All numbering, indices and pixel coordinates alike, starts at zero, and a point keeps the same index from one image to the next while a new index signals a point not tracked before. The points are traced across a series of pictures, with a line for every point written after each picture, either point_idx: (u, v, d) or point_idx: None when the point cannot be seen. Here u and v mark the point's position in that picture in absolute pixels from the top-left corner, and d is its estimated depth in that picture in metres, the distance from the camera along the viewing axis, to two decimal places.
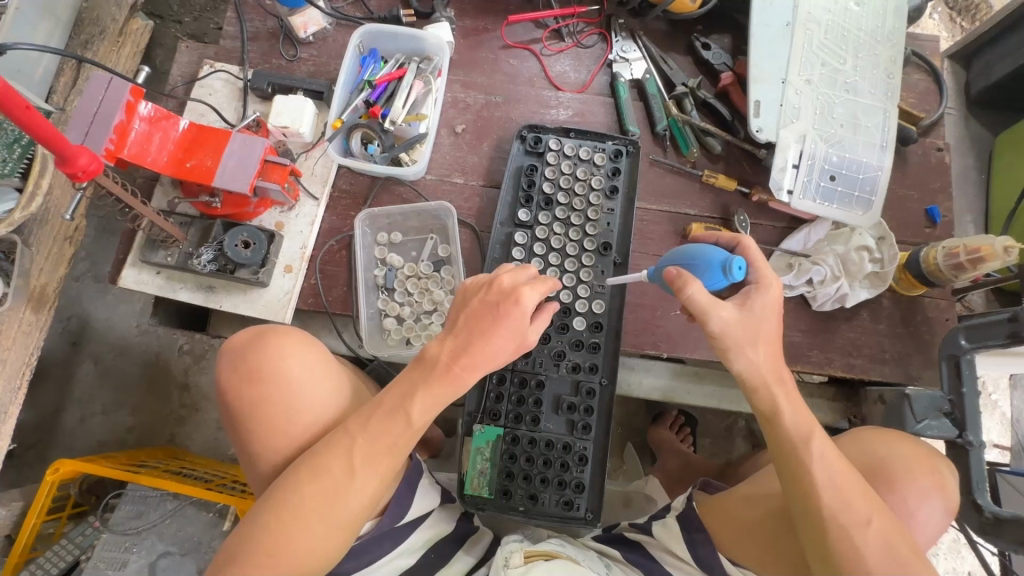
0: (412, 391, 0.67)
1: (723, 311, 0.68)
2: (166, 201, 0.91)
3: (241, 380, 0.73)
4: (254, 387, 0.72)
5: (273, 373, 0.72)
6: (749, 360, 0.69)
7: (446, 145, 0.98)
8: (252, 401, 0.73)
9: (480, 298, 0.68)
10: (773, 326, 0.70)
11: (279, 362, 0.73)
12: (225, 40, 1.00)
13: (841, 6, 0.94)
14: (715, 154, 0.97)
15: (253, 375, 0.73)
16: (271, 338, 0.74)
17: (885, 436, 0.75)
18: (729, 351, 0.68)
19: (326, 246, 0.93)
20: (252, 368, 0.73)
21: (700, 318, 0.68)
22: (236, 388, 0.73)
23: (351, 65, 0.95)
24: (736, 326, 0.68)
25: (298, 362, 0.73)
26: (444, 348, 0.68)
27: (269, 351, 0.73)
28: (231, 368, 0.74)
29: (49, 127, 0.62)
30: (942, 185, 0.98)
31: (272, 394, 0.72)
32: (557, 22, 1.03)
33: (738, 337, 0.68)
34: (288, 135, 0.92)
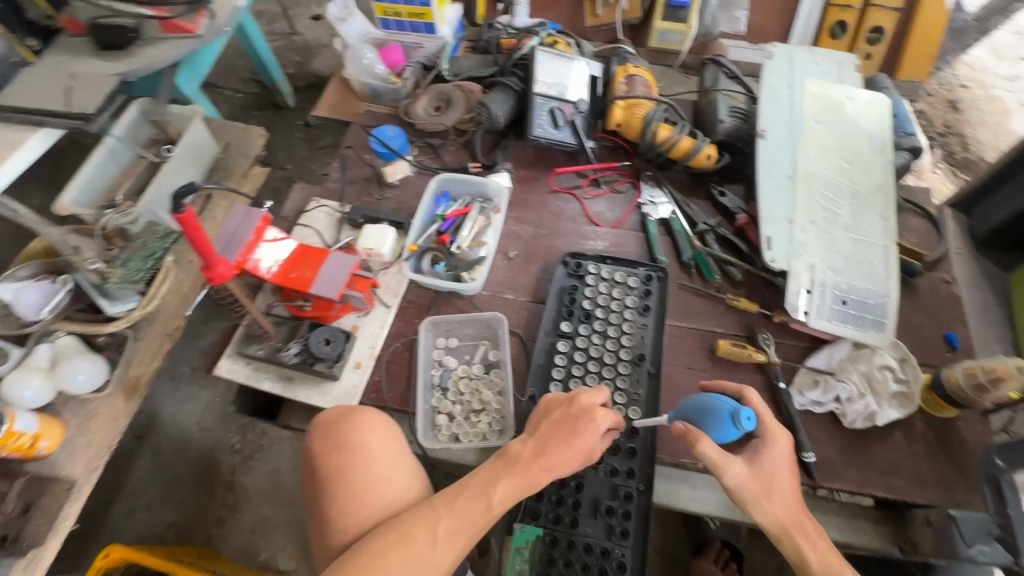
0: (495, 479, 0.76)
1: (734, 467, 0.76)
2: (266, 303, 1.09)
3: (331, 449, 0.83)
4: (344, 455, 0.82)
5: (359, 445, 0.82)
6: (764, 508, 0.76)
7: (500, 266, 1.15)
8: (337, 468, 0.81)
9: (562, 411, 0.81)
10: (783, 479, 0.77)
11: (366, 436, 0.83)
12: (330, 183, 1.27)
13: (834, 164, 1.13)
14: (737, 280, 1.10)
15: (342, 445, 0.82)
16: (359, 414, 0.86)
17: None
18: (745, 502, 0.76)
19: (392, 347, 1.06)
20: (341, 438, 0.83)
21: (715, 471, 0.77)
22: (325, 455, 0.83)
23: (428, 203, 1.18)
24: (747, 479, 0.76)
25: (382, 438, 0.84)
26: (527, 447, 0.79)
27: (357, 425, 0.84)
28: (322, 439, 0.84)
29: (206, 240, 0.83)
30: (956, 314, 1.06)
31: (358, 463, 0.81)
32: (595, 174, 1.26)
33: (755, 490, 0.76)
34: (371, 255, 1.13)
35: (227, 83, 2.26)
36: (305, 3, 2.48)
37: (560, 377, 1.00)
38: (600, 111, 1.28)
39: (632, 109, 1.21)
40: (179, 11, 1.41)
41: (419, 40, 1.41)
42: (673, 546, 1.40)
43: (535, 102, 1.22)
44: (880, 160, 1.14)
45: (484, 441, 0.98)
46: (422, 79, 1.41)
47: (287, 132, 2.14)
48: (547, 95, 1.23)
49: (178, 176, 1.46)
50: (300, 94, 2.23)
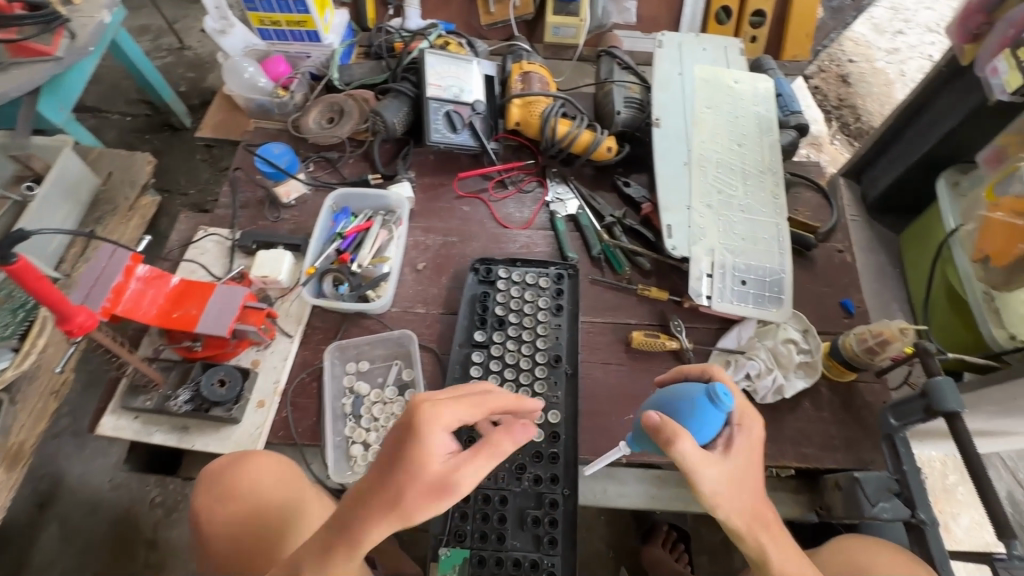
0: (325, 548, 0.64)
1: (711, 468, 0.68)
2: (152, 348, 1.00)
3: (220, 498, 0.80)
4: (232, 505, 0.79)
5: (247, 493, 0.79)
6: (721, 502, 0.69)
7: (409, 280, 1.11)
8: (229, 516, 0.79)
9: (389, 440, 0.65)
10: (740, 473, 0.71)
11: (252, 481, 0.79)
12: (219, 209, 1.18)
13: (727, 147, 1.15)
14: (646, 270, 1.11)
15: (229, 495, 0.79)
16: (236, 456, 0.80)
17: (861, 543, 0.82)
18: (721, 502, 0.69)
19: (298, 379, 1.00)
20: (225, 487, 0.79)
21: (691, 473, 0.68)
22: (214, 505, 0.80)
23: (325, 221, 1.12)
24: (725, 480, 0.69)
25: (267, 474, 0.80)
26: (348, 497, 0.66)
27: (240, 469, 0.79)
28: (207, 489, 0.80)
29: (55, 291, 0.74)
30: (850, 280, 1.12)
31: (250, 508, 0.79)
32: (501, 175, 1.23)
33: (728, 491, 0.69)
34: (267, 283, 1.05)
35: (112, 106, 2.08)
36: (193, 15, 2.32)
37: None
38: (499, 110, 1.26)
39: (529, 106, 1.19)
40: (30, 33, 1.26)
41: (305, 49, 1.35)
42: (621, 531, 1.41)
43: (429, 106, 1.18)
44: (768, 139, 1.17)
45: None
46: (311, 91, 1.32)
47: (185, 154, 1.99)
48: (441, 99, 1.19)
49: (48, 216, 1.32)
50: (195, 113, 2.09)
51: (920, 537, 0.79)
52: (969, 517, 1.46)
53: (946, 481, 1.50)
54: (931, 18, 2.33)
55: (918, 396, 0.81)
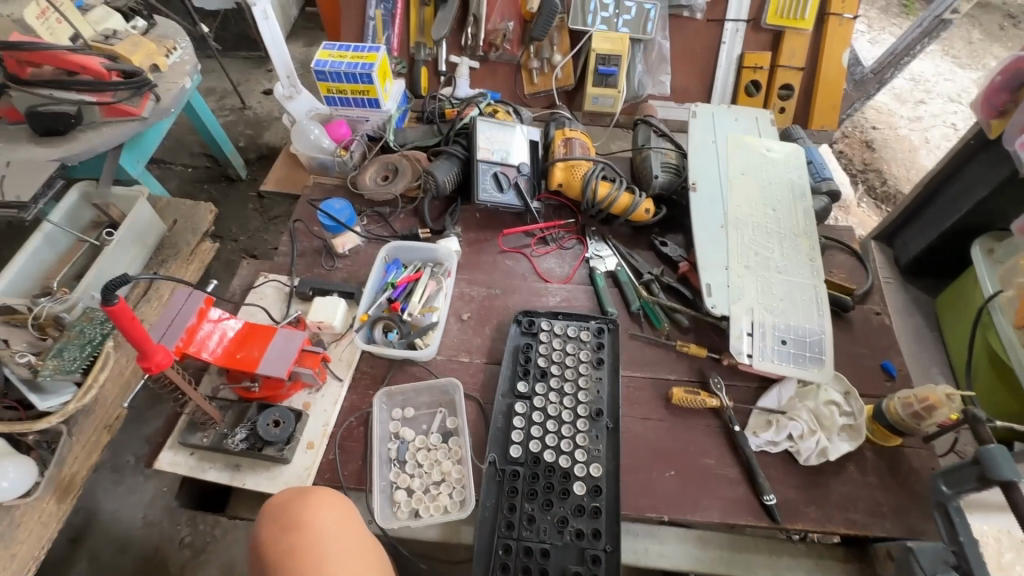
0: None
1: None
2: (211, 387, 1.05)
3: (279, 531, 0.78)
4: (292, 535, 0.78)
5: (309, 522, 0.79)
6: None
7: (454, 329, 1.16)
8: (285, 551, 0.77)
9: None
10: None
11: (315, 511, 0.80)
12: (279, 257, 1.26)
13: (762, 211, 1.21)
14: (685, 326, 1.14)
15: (290, 524, 0.79)
16: (304, 493, 0.83)
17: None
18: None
19: (346, 422, 1.03)
20: (290, 517, 0.79)
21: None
22: (272, 539, 0.78)
23: (378, 272, 1.19)
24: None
25: (333, 511, 0.81)
26: None
27: (308, 503, 0.81)
28: (269, 523, 0.80)
29: (142, 330, 0.80)
30: (889, 343, 1.12)
31: (309, 542, 0.77)
32: (542, 232, 1.30)
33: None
34: (322, 328, 1.11)
35: (177, 158, 2.26)
36: (255, 79, 2.54)
37: (519, 439, 0.99)
38: (542, 172, 1.34)
39: (571, 169, 1.27)
40: (122, 95, 1.42)
41: (364, 114, 1.46)
42: None
43: (478, 167, 1.27)
44: (802, 205, 1.23)
45: (446, 515, 0.94)
46: (368, 150, 1.44)
47: (240, 204, 2.13)
48: (489, 161, 1.28)
49: (120, 258, 1.43)
50: (251, 166, 2.25)
51: None
52: None
53: (1000, 559, 1.42)
54: (953, 88, 2.41)
55: (970, 464, 0.80)
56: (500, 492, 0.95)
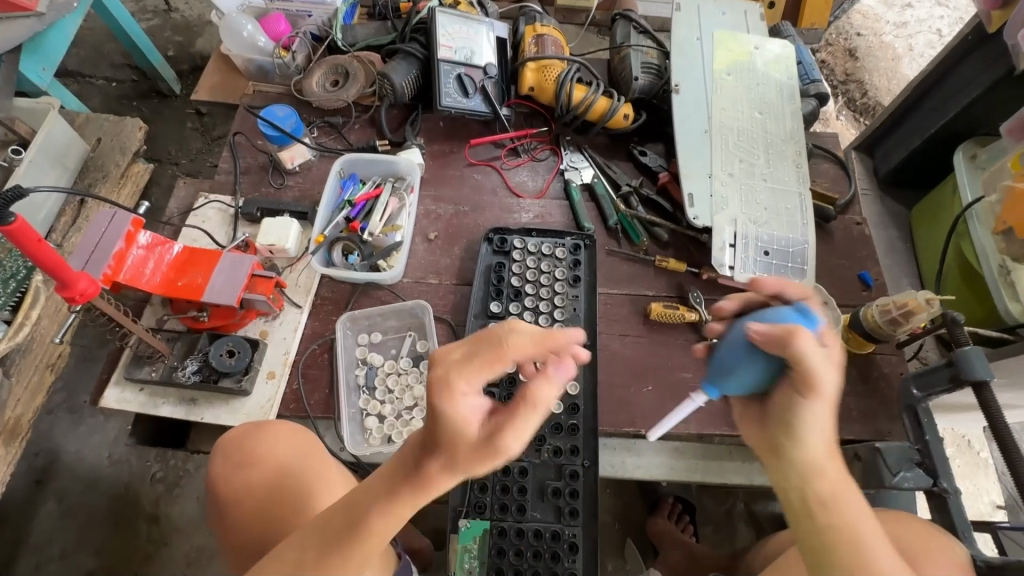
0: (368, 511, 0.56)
1: (830, 423, 0.58)
2: (155, 319, 0.96)
3: (235, 467, 0.80)
4: (247, 471, 0.79)
5: (262, 459, 0.79)
6: (845, 487, 0.57)
7: (420, 250, 1.08)
8: (242, 485, 0.79)
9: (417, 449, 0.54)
10: (857, 495, 0.57)
11: (268, 448, 0.80)
12: (219, 175, 1.13)
13: (747, 115, 1.12)
14: (664, 241, 1.09)
15: (245, 460, 0.79)
16: (263, 431, 0.82)
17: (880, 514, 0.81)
18: (819, 469, 0.57)
19: (309, 350, 0.97)
20: (244, 454, 0.80)
21: (796, 427, 0.58)
22: (228, 472, 0.80)
23: (332, 189, 1.08)
24: (832, 442, 0.59)
25: (289, 445, 0.81)
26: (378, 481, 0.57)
27: (261, 439, 0.80)
28: (225, 457, 0.81)
29: (55, 255, 0.69)
30: (868, 253, 1.10)
31: (263, 478, 0.78)
32: (513, 142, 1.19)
33: (836, 465, 0.58)
34: (274, 252, 1.01)
35: (96, 70, 1.98)
36: None
37: None
38: (512, 75, 1.21)
39: (544, 70, 1.15)
40: None
41: (306, 8, 1.27)
42: (628, 503, 1.40)
43: (440, 69, 1.13)
44: (790, 108, 1.15)
45: None
46: (313, 52, 1.27)
47: (176, 123, 1.91)
48: (452, 61, 1.14)
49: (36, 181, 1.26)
50: (185, 79, 1.99)
51: (941, 504, 0.80)
52: (966, 489, 1.49)
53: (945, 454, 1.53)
54: None
55: (943, 366, 0.80)
56: None
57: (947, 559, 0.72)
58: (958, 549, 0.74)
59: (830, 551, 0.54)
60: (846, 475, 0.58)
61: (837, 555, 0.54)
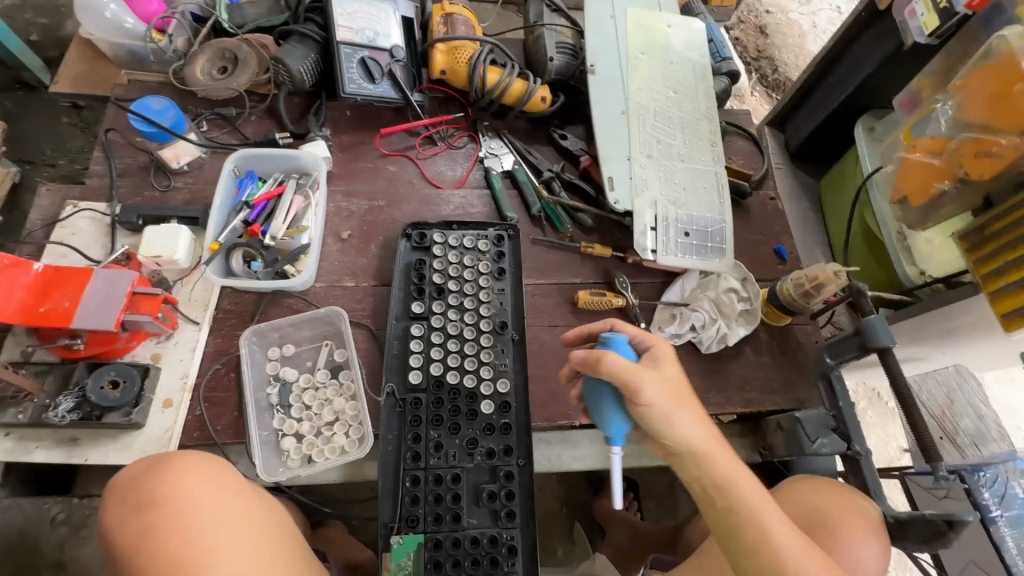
0: None
1: (689, 414, 0.69)
2: (19, 351, 0.83)
3: (134, 509, 0.69)
4: (150, 510, 0.69)
5: (168, 496, 0.70)
6: (730, 472, 0.67)
7: (333, 251, 1.00)
8: (143, 529, 0.68)
9: None
10: (743, 473, 0.68)
11: (176, 483, 0.71)
12: (90, 180, 0.99)
13: (663, 94, 1.12)
14: (588, 227, 1.07)
15: (148, 501, 0.70)
16: (180, 474, 0.72)
17: (807, 483, 0.86)
18: (703, 459, 0.68)
19: (211, 371, 0.87)
20: (147, 494, 0.70)
21: (668, 427, 0.68)
22: (123, 517, 0.70)
23: (227, 187, 0.97)
24: (705, 430, 0.69)
25: (200, 477, 0.73)
26: None
27: (167, 473, 0.72)
28: (121, 504, 0.71)
29: None
30: (783, 227, 1.14)
31: (168, 519, 0.69)
32: (428, 130, 1.12)
33: (718, 451, 0.68)
34: (161, 264, 0.90)
35: None
36: None
37: (419, 365, 0.90)
38: (421, 57, 1.14)
39: (454, 52, 1.08)
40: None
41: None
42: (573, 488, 1.41)
43: (341, 52, 1.04)
44: (703, 86, 1.15)
45: (344, 455, 0.86)
46: (195, 36, 1.12)
47: (48, 118, 1.68)
48: (354, 43, 1.05)
49: None
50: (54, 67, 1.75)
51: (855, 465, 0.83)
52: (878, 438, 1.62)
53: (859, 407, 1.65)
54: None
55: (852, 335, 0.83)
56: (402, 424, 0.87)
57: (862, 522, 0.76)
58: (871, 509, 0.77)
59: (737, 532, 0.65)
60: (722, 450, 0.69)
61: (737, 532, 0.65)
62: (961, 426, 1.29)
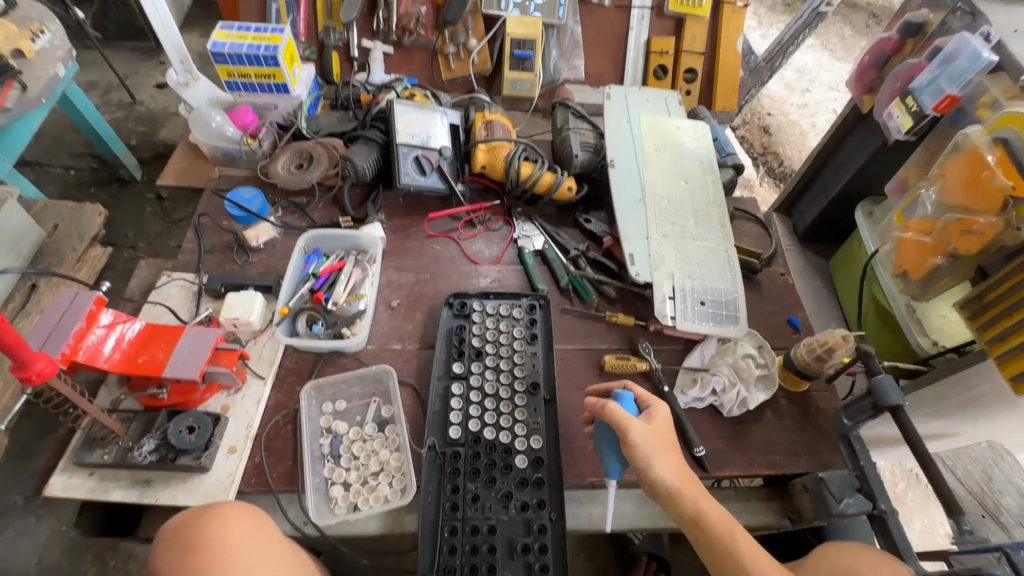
0: None
1: (666, 459, 0.80)
2: (110, 399, 0.94)
3: (178, 555, 0.71)
4: (194, 555, 0.70)
5: (212, 541, 0.72)
6: (700, 508, 0.76)
7: (383, 317, 1.12)
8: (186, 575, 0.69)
9: None
10: (715, 511, 0.76)
11: (220, 528, 0.73)
12: (183, 255, 1.16)
13: (675, 184, 1.27)
14: (612, 297, 1.18)
15: (192, 545, 0.71)
16: (222, 518, 0.74)
17: (841, 546, 0.82)
18: (677, 497, 0.78)
19: (272, 422, 0.97)
20: (191, 538, 0.72)
21: (645, 466, 0.80)
22: (169, 564, 0.71)
23: (297, 263, 1.13)
24: (678, 474, 0.80)
25: (241, 525, 0.74)
26: None
27: (213, 520, 0.74)
28: (167, 548, 0.72)
29: (13, 335, 0.68)
30: (794, 300, 1.22)
31: (211, 564, 0.70)
32: (469, 215, 1.29)
33: (689, 491, 0.78)
34: (238, 325, 1.03)
35: (55, 160, 2.01)
36: (145, 71, 2.31)
37: (458, 420, 0.98)
38: (465, 155, 1.33)
39: (494, 151, 1.28)
40: None
41: (272, 100, 1.37)
42: (603, 566, 1.37)
43: (399, 151, 1.23)
44: (711, 176, 1.31)
45: (387, 504, 0.91)
46: (279, 139, 1.35)
47: (136, 207, 1.93)
48: (410, 144, 1.25)
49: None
50: (147, 166, 2.05)
51: (884, 527, 0.83)
52: (921, 523, 1.56)
53: (897, 489, 1.60)
54: (832, 78, 2.67)
55: (864, 395, 0.88)
56: (441, 475, 0.93)
57: None
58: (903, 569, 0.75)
59: (719, 564, 0.73)
60: (696, 491, 0.79)
61: (722, 564, 0.72)
62: (1003, 504, 1.27)
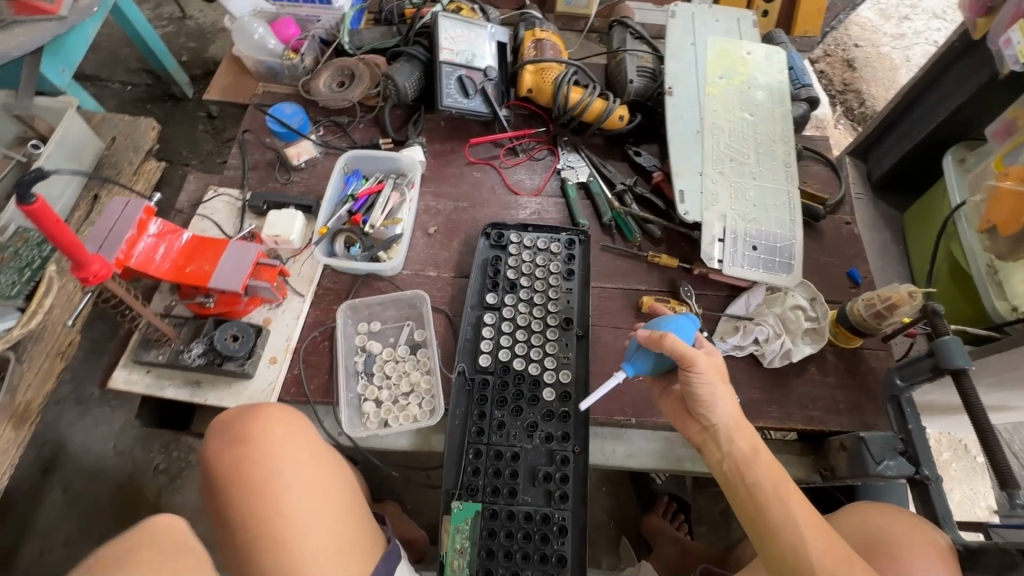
0: None
1: (727, 396, 0.77)
2: (164, 304, 1.00)
3: (229, 446, 0.76)
4: (242, 448, 0.75)
5: (259, 436, 0.76)
6: (756, 448, 0.74)
7: (420, 244, 1.11)
8: (235, 463, 0.75)
9: None
10: (767, 456, 0.74)
11: (266, 427, 0.77)
12: (229, 171, 1.17)
13: (739, 117, 1.16)
14: (657, 237, 1.11)
15: (241, 438, 0.76)
16: (268, 419, 0.78)
17: (870, 505, 0.80)
18: (732, 434, 0.76)
19: (310, 337, 1.00)
20: (240, 431, 0.77)
21: (706, 398, 0.76)
22: (220, 454, 0.76)
23: (337, 183, 1.12)
24: (736, 414, 0.77)
25: (281, 425, 0.78)
26: None
27: (260, 419, 0.78)
28: (219, 439, 0.77)
29: (70, 236, 0.70)
30: (858, 251, 1.13)
31: (256, 457, 0.74)
32: (512, 142, 1.23)
33: (745, 432, 0.76)
34: (279, 243, 1.05)
35: (112, 74, 2.05)
36: None
37: (489, 349, 0.98)
38: (511, 78, 1.25)
39: (541, 73, 1.19)
40: None
41: (314, 12, 1.32)
42: (623, 501, 1.41)
43: (442, 70, 1.17)
44: (780, 109, 1.18)
45: (416, 423, 0.95)
46: (321, 55, 1.32)
47: (188, 125, 1.97)
48: (453, 63, 1.18)
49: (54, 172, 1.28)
50: (198, 83, 2.06)
51: (924, 492, 0.80)
52: (962, 493, 1.50)
53: (941, 458, 1.54)
54: (939, 4, 2.31)
55: (925, 356, 0.82)
56: (469, 401, 0.95)
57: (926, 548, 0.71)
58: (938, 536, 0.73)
59: (760, 502, 0.71)
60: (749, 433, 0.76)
61: (764, 501, 0.71)
62: None
